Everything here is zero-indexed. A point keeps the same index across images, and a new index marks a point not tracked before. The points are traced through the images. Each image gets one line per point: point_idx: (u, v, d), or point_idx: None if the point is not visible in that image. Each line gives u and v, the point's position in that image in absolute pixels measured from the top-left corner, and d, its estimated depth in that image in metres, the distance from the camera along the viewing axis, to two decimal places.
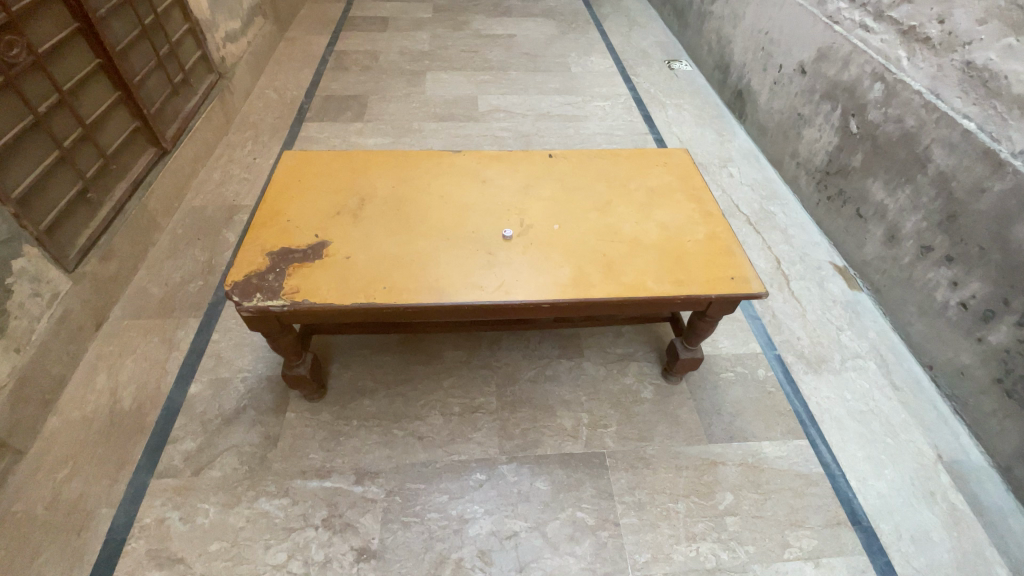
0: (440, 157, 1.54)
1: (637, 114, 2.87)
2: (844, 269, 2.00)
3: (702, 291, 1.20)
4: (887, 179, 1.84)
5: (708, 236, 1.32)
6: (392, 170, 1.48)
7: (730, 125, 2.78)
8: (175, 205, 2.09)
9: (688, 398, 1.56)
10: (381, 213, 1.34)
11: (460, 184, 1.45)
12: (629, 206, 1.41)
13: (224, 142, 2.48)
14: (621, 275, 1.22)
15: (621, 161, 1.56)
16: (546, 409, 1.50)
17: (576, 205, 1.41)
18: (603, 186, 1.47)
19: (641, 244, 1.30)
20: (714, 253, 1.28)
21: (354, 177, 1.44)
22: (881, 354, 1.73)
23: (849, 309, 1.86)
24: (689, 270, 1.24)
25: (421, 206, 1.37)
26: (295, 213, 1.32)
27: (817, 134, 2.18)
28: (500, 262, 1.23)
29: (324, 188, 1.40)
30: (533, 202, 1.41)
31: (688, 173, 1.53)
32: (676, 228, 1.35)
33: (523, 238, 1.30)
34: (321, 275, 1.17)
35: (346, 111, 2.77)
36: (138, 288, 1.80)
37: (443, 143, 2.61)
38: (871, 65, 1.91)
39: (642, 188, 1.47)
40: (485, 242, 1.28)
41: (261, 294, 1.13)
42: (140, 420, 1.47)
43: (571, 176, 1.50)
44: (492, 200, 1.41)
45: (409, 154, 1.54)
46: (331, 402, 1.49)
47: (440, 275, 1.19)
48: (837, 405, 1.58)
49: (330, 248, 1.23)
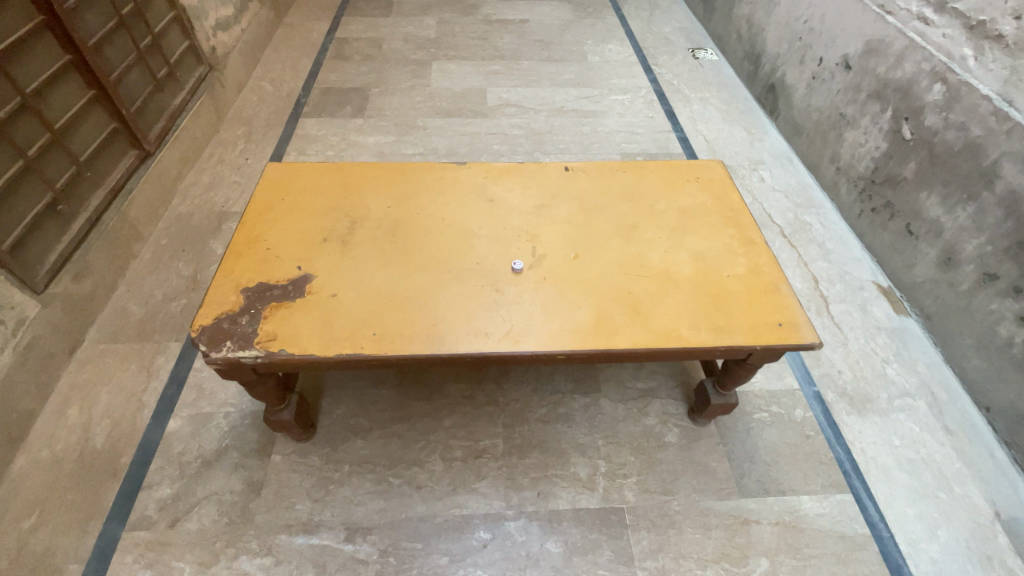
0: (444, 171, 1.37)
1: (659, 109, 2.65)
2: (889, 290, 1.81)
3: (744, 341, 1.02)
4: (945, 194, 1.63)
5: (750, 270, 1.14)
6: (389, 186, 1.32)
7: (761, 121, 2.56)
8: (160, 212, 1.95)
9: (717, 443, 1.39)
10: (375, 240, 1.18)
11: (466, 203, 1.29)
12: (658, 232, 1.23)
13: (215, 140, 2.32)
14: (650, 319, 1.05)
15: (648, 176, 1.38)
16: (558, 456, 1.35)
17: (597, 229, 1.23)
18: (627, 206, 1.29)
19: (672, 280, 1.12)
20: (757, 293, 1.10)
21: (346, 195, 1.28)
22: (932, 391, 1.55)
23: (895, 338, 1.67)
24: (728, 314, 1.06)
25: (420, 230, 1.21)
26: (277, 239, 1.17)
27: (862, 137, 1.97)
28: (509, 302, 1.07)
29: (311, 209, 1.24)
30: (547, 226, 1.24)
31: (724, 190, 1.34)
32: (712, 259, 1.17)
33: (536, 271, 1.13)
34: (302, 318, 1.01)
35: (346, 106, 2.58)
36: (117, 307, 1.67)
37: (449, 142, 2.42)
38: (931, 62, 1.69)
39: (672, 209, 1.29)
40: (492, 275, 1.12)
41: (231, 342, 0.98)
42: (114, 461, 1.34)
43: (591, 193, 1.33)
44: (501, 223, 1.24)
45: (409, 166, 1.38)
46: (321, 444, 1.35)
47: (439, 318, 1.03)
48: (884, 453, 1.41)
49: (314, 284, 1.08)
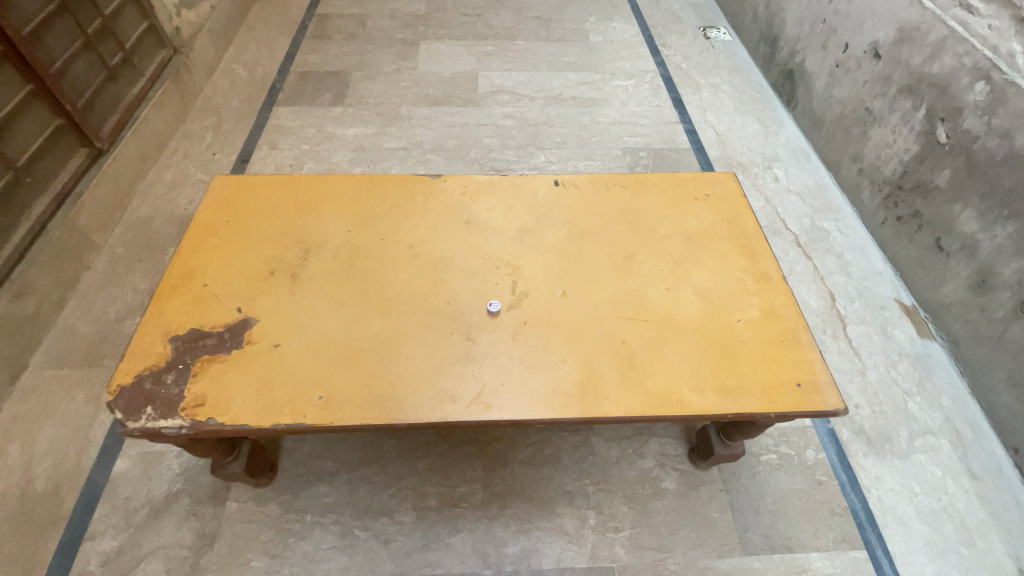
0: (415, 185, 1.20)
1: (665, 97, 2.44)
2: (913, 310, 1.65)
3: (755, 407, 0.87)
4: (983, 208, 1.45)
5: (764, 314, 0.99)
6: (351, 204, 1.15)
7: (777, 111, 2.35)
8: (116, 217, 1.79)
9: (719, 491, 1.26)
10: (330, 273, 1.02)
11: (438, 225, 1.12)
12: (659, 262, 1.07)
13: (180, 132, 2.13)
14: (645, 377, 0.89)
15: (649, 192, 1.20)
16: (542, 505, 1.23)
17: (588, 259, 1.07)
18: (625, 230, 1.12)
19: (673, 325, 0.96)
20: (769, 344, 0.94)
21: (301, 217, 1.12)
22: (957, 428, 1.39)
23: (918, 366, 1.52)
24: (736, 372, 0.91)
25: (383, 261, 1.05)
26: (217, 272, 1.02)
27: (890, 136, 1.77)
28: (481, 353, 0.91)
29: (259, 235, 1.08)
30: (531, 254, 1.07)
31: (736, 210, 1.17)
32: (720, 298, 1.01)
33: (515, 313, 0.97)
34: (236, 377, 0.87)
35: (324, 92, 2.37)
36: (66, 326, 1.53)
37: (435, 134, 2.22)
38: (973, 57, 1.48)
39: (676, 234, 1.12)
40: (464, 319, 0.96)
41: (153, 408, 0.84)
42: (54, 506, 1.22)
43: (583, 213, 1.16)
44: (478, 250, 1.08)
45: (375, 179, 1.20)
46: (281, 489, 1.23)
47: (398, 376, 0.88)
48: (903, 501, 1.27)
49: (254, 331, 0.93)
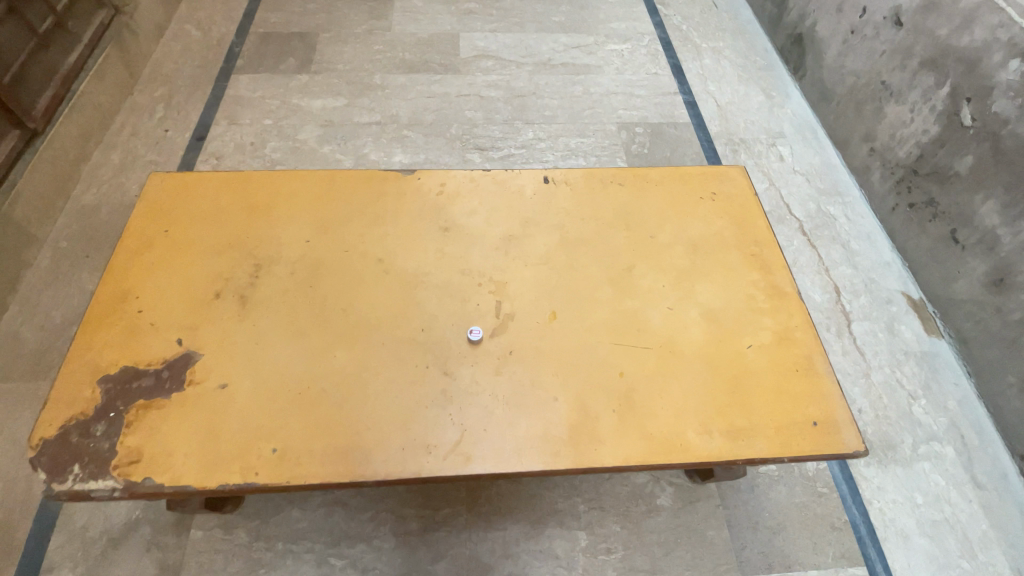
0: (385, 182, 1.04)
1: (663, 64, 2.24)
2: (921, 305, 1.57)
3: (768, 451, 0.78)
4: (1006, 200, 1.35)
5: (776, 337, 0.89)
6: (310, 207, 1.00)
7: (782, 80, 2.17)
8: (58, 207, 1.61)
9: (716, 506, 1.20)
10: (286, 295, 0.89)
11: (411, 232, 0.98)
12: (660, 276, 0.95)
13: (128, 105, 1.91)
14: (646, 417, 0.79)
15: (650, 190, 1.07)
16: (531, 526, 1.16)
17: (582, 273, 0.95)
18: (622, 237, 1.00)
19: (677, 353, 0.86)
20: (783, 375, 0.85)
21: (251, 225, 0.97)
22: (962, 434, 1.34)
23: (923, 367, 1.45)
24: (748, 409, 0.81)
25: (347, 279, 0.91)
26: (156, 295, 0.88)
27: (907, 115, 1.64)
28: (461, 392, 0.80)
29: (203, 247, 0.94)
30: (517, 268, 0.94)
31: (746, 212, 1.05)
32: (729, 319, 0.90)
33: (498, 340, 0.86)
34: (178, 426, 0.76)
35: (288, 57, 2.13)
36: (7, 334, 1.39)
37: (412, 106, 2.02)
38: (1009, 30, 1.34)
39: (679, 241, 1.00)
40: (440, 349, 0.84)
41: (82, 465, 0.74)
42: (4, 537, 1.12)
43: (575, 217, 1.02)
44: (457, 263, 0.94)
45: (337, 175, 1.05)
46: (250, 515, 1.14)
47: (365, 422, 0.77)
48: (905, 513, 1.22)
49: (197, 369, 0.81)
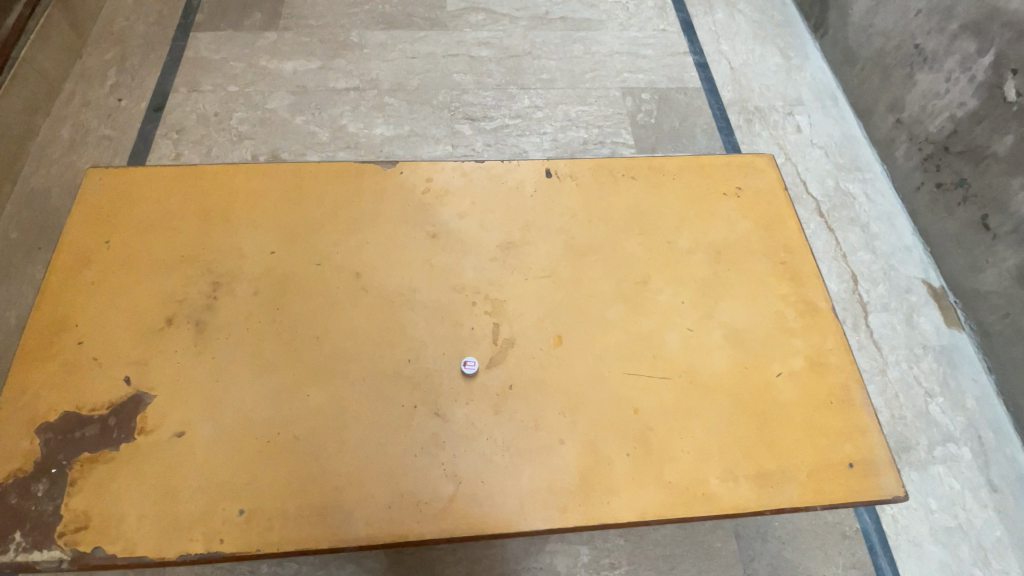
0: (361, 178, 0.90)
1: (672, 18, 2.02)
2: (942, 294, 1.48)
3: (800, 498, 0.70)
4: None
5: (809, 363, 0.79)
6: (275, 212, 0.87)
7: (801, 38, 1.98)
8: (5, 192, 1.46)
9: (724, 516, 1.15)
10: (250, 321, 0.77)
11: (392, 239, 0.84)
12: (680, 290, 0.83)
13: (76, 71, 1.71)
14: (665, 463, 0.70)
15: (668, 186, 0.93)
16: (531, 542, 1.10)
17: (590, 288, 0.82)
18: (636, 243, 0.87)
19: (698, 383, 0.76)
20: (817, 408, 0.76)
21: (208, 235, 0.84)
22: (980, 434, 1.29)
23: (942, 362, 1.38)
24: (778, 450, 0.72)
25: (320, 299, 0.79)
26: (97, 324, 0.76)
27: (942, 85, 1.49)
28: (455, 436, 0.70)
29: (154, 263, 0.82)
30: (516, 282, 0.82)
31: (775, 212, 0.93)
32: (756, 342, 0.80)
33: (496, 372, 0.75)
34: (131, 484, 0.66)
35: (253, 11, 1.89)
36: None
37: (394, 69, 1.81)
38: None
39: (701, 247, 0.87)
40: (430, 384, 0.73)
41: (23, 532, 0.64)
42: None
43: (583, 218, 0.89)
44: (446, 277, 0.82)
45: (306, 171, 0.91)
46: None
47: (345, 474, 0.67)
48: (918, 520, 1.19)
49: (150, 414, 0.70)
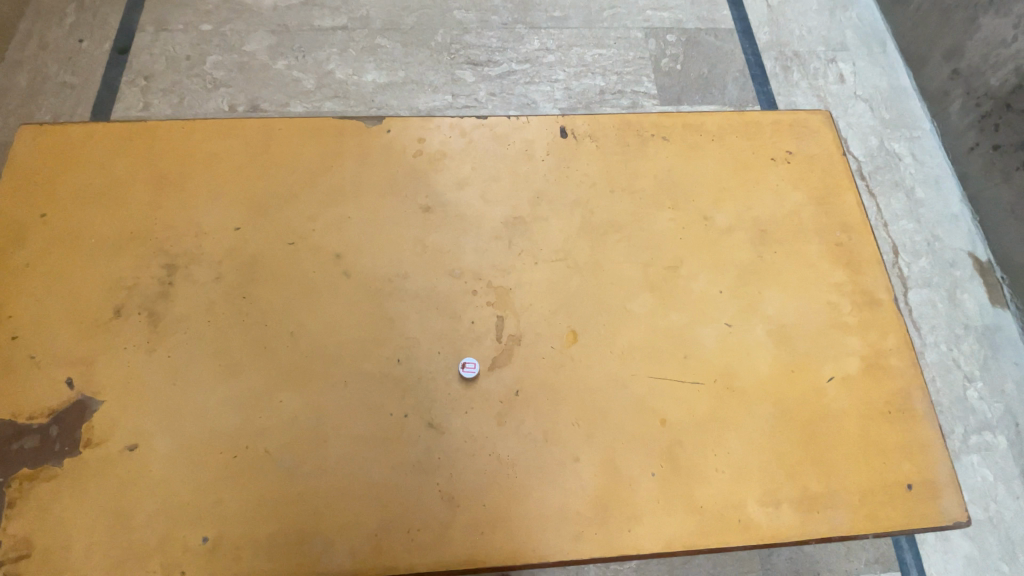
0: (340, 138, 0.76)
1: None
2: (988, 268, 1.34)
3: (849, 526, 0.61)
4: None
5: (865, 365, 0.68)
6: (239, 180, 0.73)
7: None
8: None
9: None
10: (211, 311, 0.66)
11: (378, 213, 0.71)
12: (718, 277, 0.71)
13: (31, 7, 1.51)
14: (695, 484, 0.61)
15: (705, 150, 0.79)
16: None
17: (612, 274, 0.70)
18: (667, 219, 0.73)
19: (736, 390, 0.65)
20: (871, 420, 0.66)
21: (162, 208, 0.72)
22: (1020, 422, 1.19)
23: (984, 344, 1.27)
24: (826, 469, 0.63)
25: (292, 285, 0.67)
26: (34, 315, 0.66)
27: (1013, 30, 1.30)
28: (452, 452, 0.60)
29: (97, 242, 0.70)
30: (524, 266, 0.69)
31: (830, 183, 0.79)
32: (805, 340, 0.68)
33: (500, 375, 0.64)
34: (79, 505, 0.58)
35: None
36: None
37: (386, 4, 1.60)
38: None
39: (744, 225, 0.74)
40: (422, 390, 0.63)
41: None
42: None
43: (605, 187, 0.75)
44: (442, 260, 0.69)
45: (275, 129, 0.76)
46: None
47: (323, 496, 0.58)
48: None
49: (99, 424, 0.61)
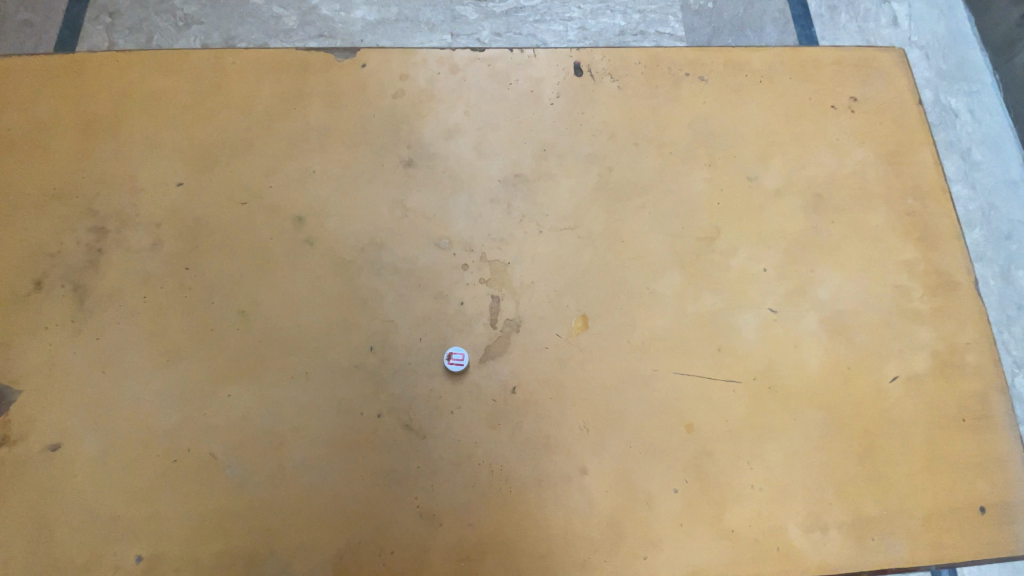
0: (305, 75, 0.62)
1: None
2: None
3: (908, 557, 0.51)
4: None
5: (936, 362, 0.56)
6: (183, 126, 0.60)
7: None
8: None
9: None
10: (148, 286, 0.55)
11: (350, 167, 0.59)
12: (762, 252, 0.58)
13: None
14: (727, 504, 0.50)
15: (752, 94, 0.64)
16: None
17: (632, 247, 0.57)
18: (702, 179, 0.60)
19: (779, 390, 0.54)
20: (942, 428, 0.54)
21: (91, 159, 0.60)
22: None
23: None
24: (883, 487, 0.52)
25: (244, 255, 0.55)
26: None
27: None
28: (434, 461, 0.50)
29: (16, 201, 0.58)
30: (526, 236, 0.57)
31: (902, 137, 0.64)
32: (865, 332, 0.56)
33: (494, 369, 0.53)
34: None
35: None
36: None
37: None
38: None
39: (796, 188, 0.61)
40: (399, 385, 0.52)
41: None
42: None
43: (627, 139, 0.61)
44: (426, 227, 0.57)
45: (227, 64, 0.63)
46: None
47: (279, 510, 0.49)
48: None
49: (17, 419, 0.51)
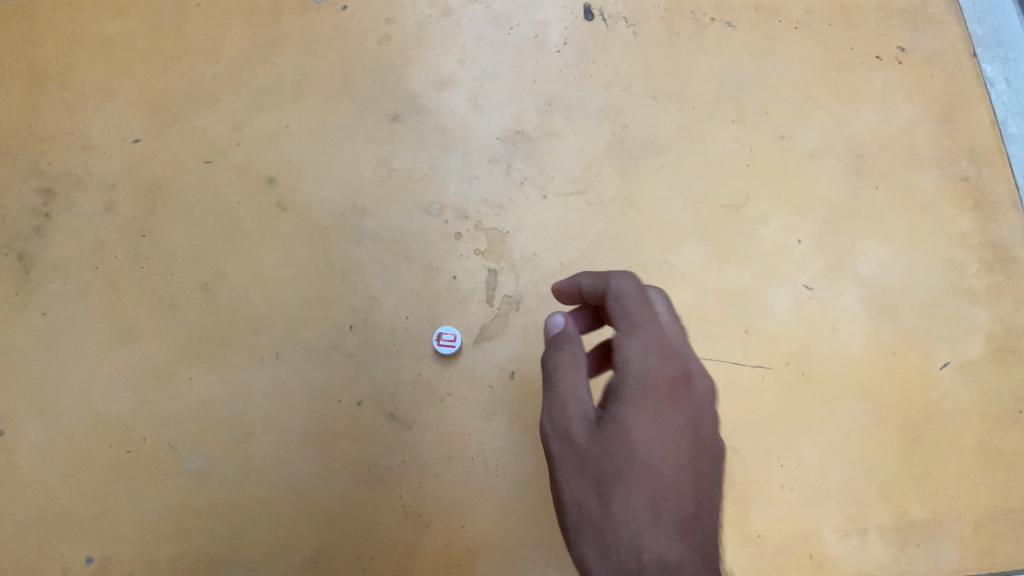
0: (278, 18, 0.54)
1: None
2: None
3: (957, 565, 0.45)
4: None
5: (992, 347, 0.49)
6: (140, 75, 0.53)
7: None
8: None
9: None
10: (100, 256, 0.48)
11: (328, 123, 0.52)
12: (797, 221, 0.51)
13: None
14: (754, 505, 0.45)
15: (786, 42, 0.56)
16: None
17: (648, 214, 0.50)
18: (730, 138, 0.53)
19: (814, 377, 0.47)
20: (997, 421, 0.48)
21: (37, 112, 0.52)
22: None
23: None
24: (930, 487, 0.46)
25: (208, 221, 0.49)
26: None
27: None
28: (422, 455, 0.44)
29: None
30: (528, 202, 0.50)
31: (957, 91, 0.56)
32: (913, 312, 0.50)
33: (490, 352, 0.47)
34: None
35: None
36: None
37: None
38: None
39: (835, 150, 0.53)
40: (382, 369, 0.46)
41: None
42: None
43: (644, 92, 0.54)
44: (415, 191, 0.50)
45: (189, 6, 0.55)
46: None
47: (247, 507, 0.43)
48: None
49: None
